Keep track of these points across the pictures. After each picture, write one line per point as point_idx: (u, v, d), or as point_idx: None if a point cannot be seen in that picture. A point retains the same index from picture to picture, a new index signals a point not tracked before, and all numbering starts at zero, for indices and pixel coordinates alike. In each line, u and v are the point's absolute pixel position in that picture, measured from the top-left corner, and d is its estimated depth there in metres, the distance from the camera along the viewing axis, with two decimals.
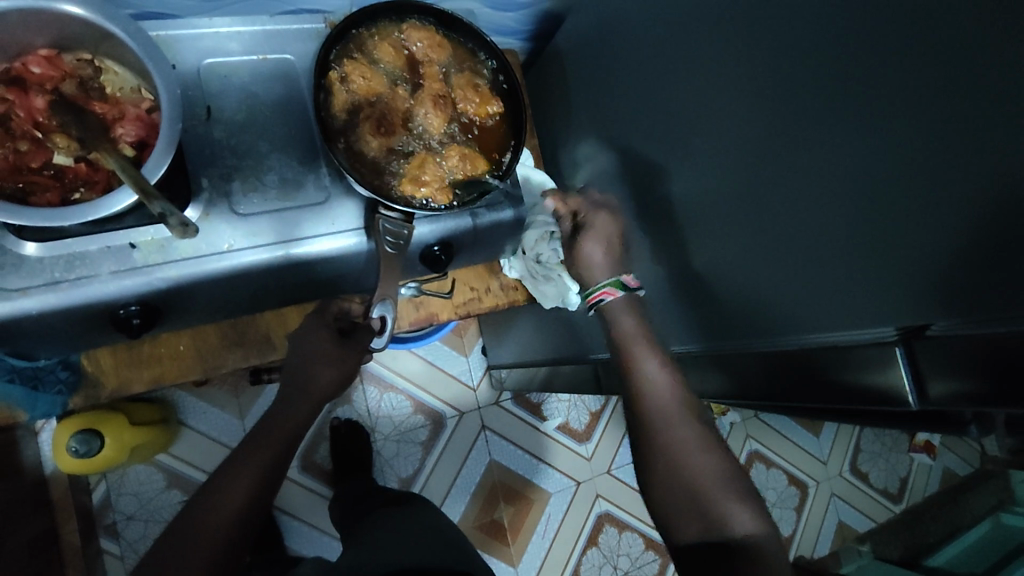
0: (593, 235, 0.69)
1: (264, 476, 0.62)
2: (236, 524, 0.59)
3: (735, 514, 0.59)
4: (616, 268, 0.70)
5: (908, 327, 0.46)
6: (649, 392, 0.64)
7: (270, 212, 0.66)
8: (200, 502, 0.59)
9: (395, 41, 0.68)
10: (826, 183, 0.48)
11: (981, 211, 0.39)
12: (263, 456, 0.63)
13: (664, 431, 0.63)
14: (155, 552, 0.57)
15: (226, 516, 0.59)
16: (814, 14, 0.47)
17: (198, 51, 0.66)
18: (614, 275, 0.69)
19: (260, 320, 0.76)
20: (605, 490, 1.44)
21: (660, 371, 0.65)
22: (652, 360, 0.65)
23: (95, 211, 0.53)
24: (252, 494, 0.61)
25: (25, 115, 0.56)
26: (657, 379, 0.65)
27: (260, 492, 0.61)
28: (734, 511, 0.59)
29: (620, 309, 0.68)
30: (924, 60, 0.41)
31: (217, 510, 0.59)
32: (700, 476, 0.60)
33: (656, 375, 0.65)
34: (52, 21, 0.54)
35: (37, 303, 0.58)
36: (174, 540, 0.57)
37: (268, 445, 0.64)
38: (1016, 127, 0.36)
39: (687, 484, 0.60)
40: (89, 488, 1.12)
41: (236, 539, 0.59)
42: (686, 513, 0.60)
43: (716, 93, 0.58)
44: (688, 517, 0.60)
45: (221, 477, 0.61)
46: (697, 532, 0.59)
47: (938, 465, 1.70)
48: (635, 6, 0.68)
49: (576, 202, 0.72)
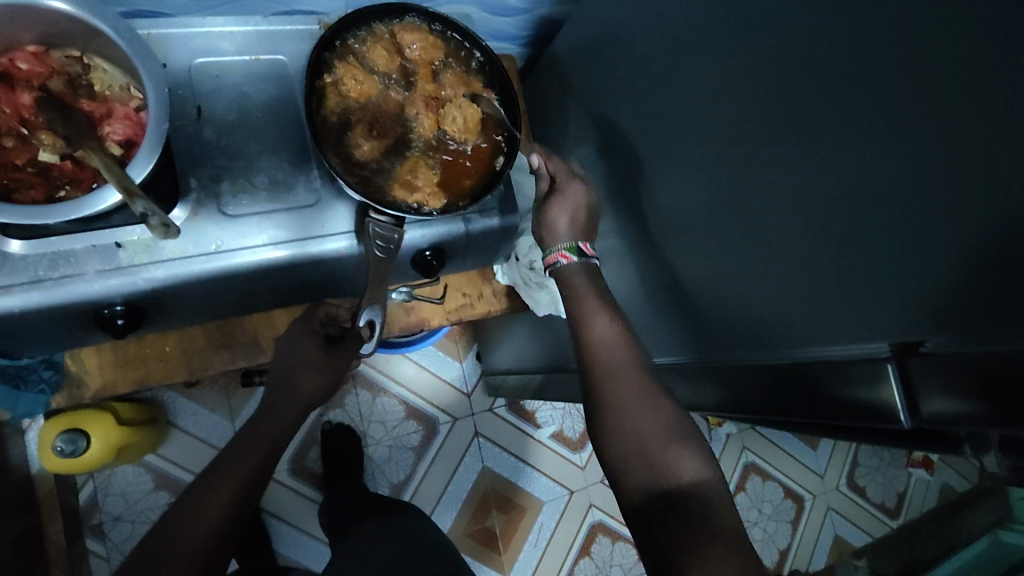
0: (561, 203, 0.69)
1: (248, 480, 0.60)
2: (218, 529, 0.57)
3: (682, 459, 0.54)
4: (580, 235, 0.69)
5: (901, 343, 0.45)
6: (595, 351, 0.62)
7: (259, 214, 0.65)
8: (182, 507, 0.57)
9: (389, 43, 0.67)
10: (821, 196, 0.47)
11: (978, 229, 0.38)
12: (247, 461, 0.61)
13: (607, 385, 0.60)
14: (131, 561, 0.54)
15: (211, 518, 0.57)
16: (810, 25, 0.47)
17: (190, 50, 0.66)
18: (572, 240, 0.69)
19: (248, 321, 0.75)
20: (598, 500, 1.42)
21: (609, 329, 0.63)
22: (600, 318, 0.63)
23: (78, 210, 0.52)
24: (238, 497, 0.59)
25: (11, 111, 0.56)
26: (603, 333, 0.63)
27: (245, 495, 0.59)
28: (677, 459, 0.54)
29: (574, 274, 0.67)
30: (920, 74, 0.40)
31: (200, 514, 0.57)
32: (648, 425, 0.56)
33: (603, 331, 0.63)
34: (40, 17, 0.53)
35: (20, 302, 0.57)
36: (155, 548, 0.54)
37: (251, 448, 0.62)
38: (1013, 146, 0.36)
39: (637, 434, 0.56)
40: (76, 487, 1.11)
41: (219, 544, 0.57)
42: (633, 466, 0.55)
43: (712, 102, 0.57)
44: (636, 469, 0.55)
45: (203, 482, 0.59)
46: (642, 487, 0.54)
47: (937, 481, 1.69)
48: (632, 14, 0.68)
49: (556, 166, 0.71)
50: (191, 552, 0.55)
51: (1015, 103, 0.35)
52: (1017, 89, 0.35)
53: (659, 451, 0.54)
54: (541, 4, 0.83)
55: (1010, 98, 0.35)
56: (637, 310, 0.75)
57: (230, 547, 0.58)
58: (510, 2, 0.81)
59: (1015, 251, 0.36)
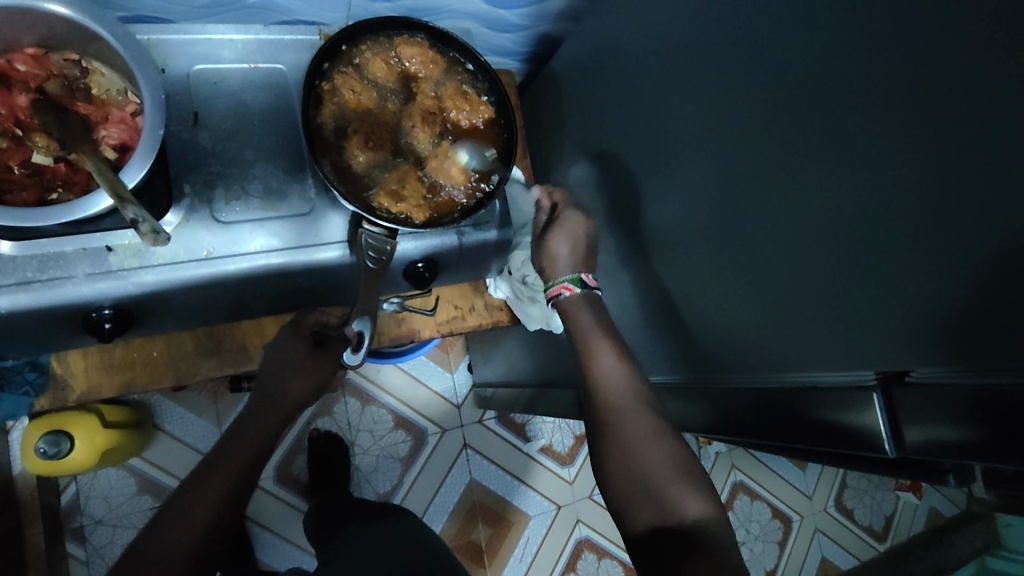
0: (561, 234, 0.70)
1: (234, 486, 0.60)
2: (209, 528, 0.56)
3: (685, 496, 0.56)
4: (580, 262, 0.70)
5: (887, 372, 0.45)
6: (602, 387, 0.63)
7: (252, 221, 0.65)
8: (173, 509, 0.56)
9: (389, 56, 0.68)
10: (813, 222, 0.47)
11: (967, 260, 0.38)
12: (238, 459, 0.60)
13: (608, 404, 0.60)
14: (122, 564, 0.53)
15: (202, 516, 0.56)
16: (806, 52, 0.47)
17: (190, 57, 0.66)
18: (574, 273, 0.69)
19: (237, 328, 0.75)
20: (586, 516, 1.42)
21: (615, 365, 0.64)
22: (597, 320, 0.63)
23: (71, 213, 0.52)
24: (226, 495, 0.58)
25: (7, 112, 0.56)
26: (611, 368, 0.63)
27: (235, 492, 0.59)
28: (683, 495, 0.56)
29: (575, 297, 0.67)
30: (915, 104, 0.40)
31: (189, 514, 0.56)
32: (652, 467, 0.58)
33: None
34: (40, 20, 0.53)
35: (7, 302, 0.57)
36: (146, 551, 0.54)
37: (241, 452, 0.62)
38: (999, 180, 0.36)
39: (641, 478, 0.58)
40: (59, 489, 1.10)
41: (208, 545, 0.56)
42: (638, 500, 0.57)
43: (708, 125, 0.57)
44: (643, 509, 0.57)
45: (193, 481, 0.58)
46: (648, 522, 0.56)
47: (925, 506, 1.68)
48: (631, 34, 0.69)
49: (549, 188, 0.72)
50: (181, 552, 0.54)
51: (999, 137, 0.36)
52: (1000, 124, 0.36)
53: (667, 492, 0.56)
54: (541, 21, 0.84)
55: (994, 132, 0.36)
56: (628, 328, 0.75)
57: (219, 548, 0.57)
58: (511, 19, 0.82)
59: (1005, 283, 0.37)
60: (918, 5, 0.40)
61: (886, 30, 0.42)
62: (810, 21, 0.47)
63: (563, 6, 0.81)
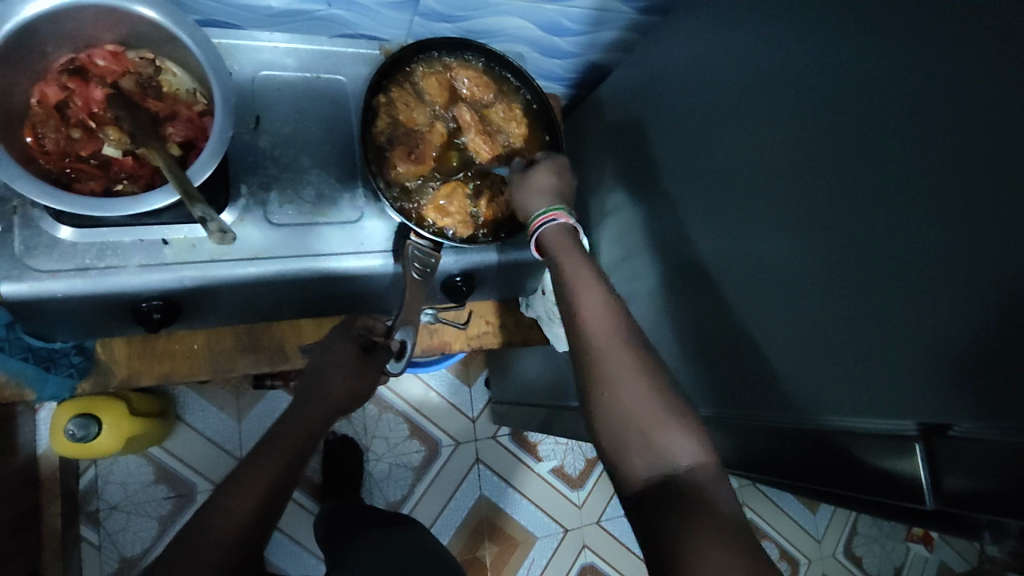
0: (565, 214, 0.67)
1: (276, 485, 0.59)
2: (246, 527, 0.55)
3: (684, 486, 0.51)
4: None
5: (929, 424, 0.44)
6: None
7: (303, 224, 0.67)
8: (209, 505, 0.56)
9: (444, 76, 0.71)
10: (858, 272, 0.48)
11: (1009, 324, 0.39)
12: (274, 460, 0.60)
13: None
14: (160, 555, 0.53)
15: (241, 518, 0.55)
16: (858, 105, 0.48)
17: (256, 64, 0.69)
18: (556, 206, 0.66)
19: (277, 329, 0.77)
20: (592, 541, 1.41)
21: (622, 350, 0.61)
22: None
23: (137, 206, 0.53)
24: (265, 493, 0.57)
25: (82, 104, 0.58)
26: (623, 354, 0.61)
27: (274, 492, 0.58)
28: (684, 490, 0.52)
29: None
30: (960, 167, 0.41)
31: (228, 510, 0.55)
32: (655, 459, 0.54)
33: None
34: (123, 20, 0.56)
35: (64, 287, 0.59)
36: (181, 544, 0.53)
37: (281, 449, 0.61)
38: None
39: None
40: (78, 471, 1.11)
41: (247, 543, 0.55)
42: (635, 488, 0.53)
43: (752, 166, 0.58)
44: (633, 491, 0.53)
45: (231, 477, 0.58)
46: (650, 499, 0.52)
47: (934, 559, 1.65)
48: (677, 70, 0.70)
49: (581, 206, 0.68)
50: (221, 553, 0.54)
51: None
52: None
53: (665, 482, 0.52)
54: (592, 50, 0.86)
55: None
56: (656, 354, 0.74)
57: (253, 553, 0.56)
58: (563, 46, 0.84)
59: None
60: (971, 70, 0.41)
61: (945, 89, 0.42)
62: (862, 73, 0.48)
63: (615, 36, 0.83)
